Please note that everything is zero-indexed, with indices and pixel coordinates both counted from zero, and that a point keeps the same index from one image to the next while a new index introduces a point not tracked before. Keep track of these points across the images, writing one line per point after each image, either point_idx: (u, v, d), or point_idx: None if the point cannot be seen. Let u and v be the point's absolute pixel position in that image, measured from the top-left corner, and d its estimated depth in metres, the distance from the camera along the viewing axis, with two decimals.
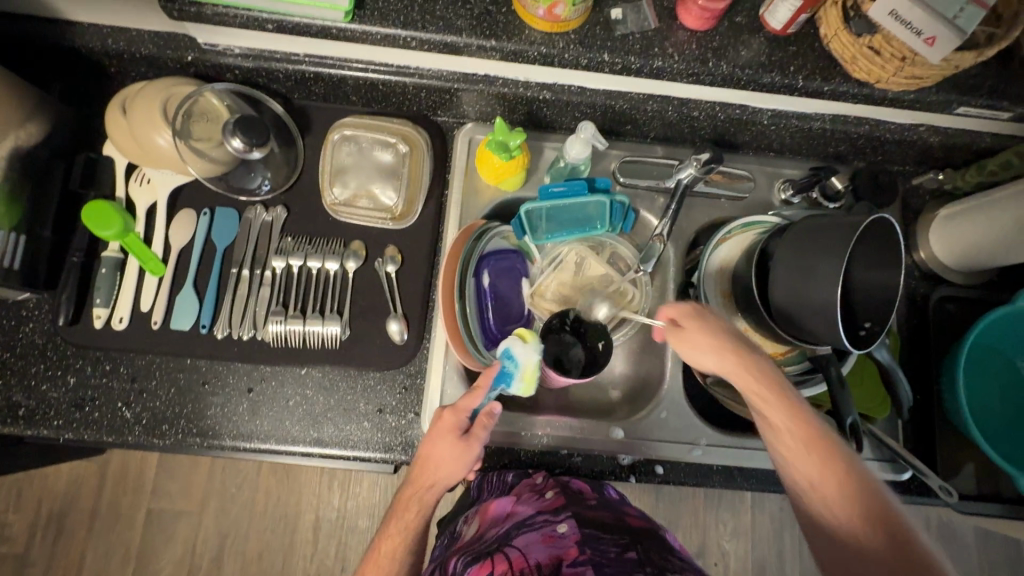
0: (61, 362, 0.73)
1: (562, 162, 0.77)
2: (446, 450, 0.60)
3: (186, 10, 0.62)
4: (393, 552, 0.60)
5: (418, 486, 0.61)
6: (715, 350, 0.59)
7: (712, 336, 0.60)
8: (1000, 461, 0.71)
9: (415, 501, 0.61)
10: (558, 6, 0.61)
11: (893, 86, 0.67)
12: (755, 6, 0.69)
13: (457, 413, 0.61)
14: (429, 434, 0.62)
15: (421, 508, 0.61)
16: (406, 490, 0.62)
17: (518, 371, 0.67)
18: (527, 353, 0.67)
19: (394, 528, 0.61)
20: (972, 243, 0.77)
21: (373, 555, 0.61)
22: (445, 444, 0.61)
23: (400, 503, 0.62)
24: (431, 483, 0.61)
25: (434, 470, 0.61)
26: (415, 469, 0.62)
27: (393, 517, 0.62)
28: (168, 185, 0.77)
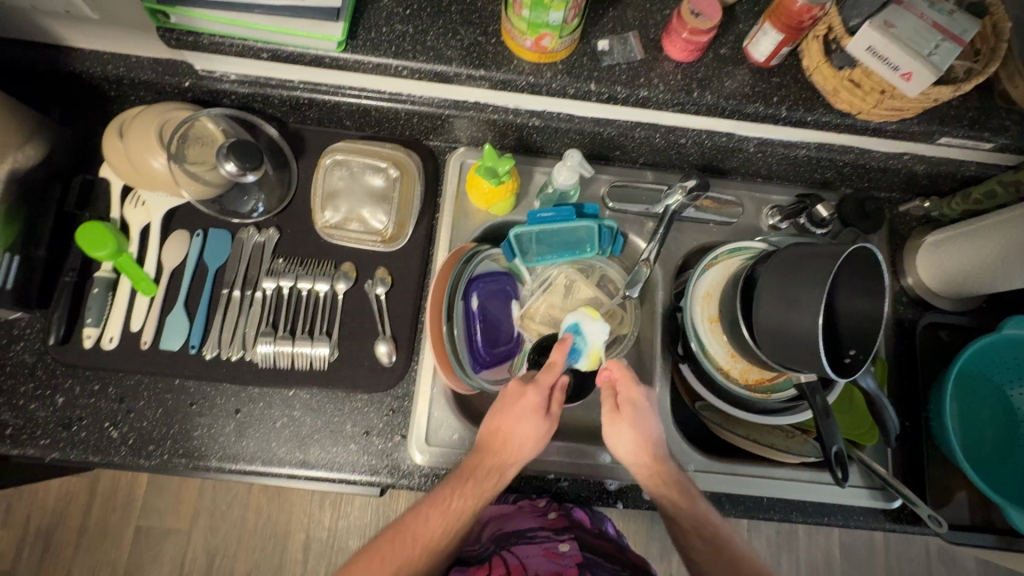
0: (50, 381, 0.73)
1: (550, 188, 0.78)
2: (532, 428, 0.62)
3: (183, 39, 0.64)
4: (465, 512, 0.60)
5: (498, 456, 0.62)
6: (636, 436, 0.63)
7: (638, 425, 0.63)
8: (985, 489, 0.71)
9: (495, 471, 0.62)
10: (545, 38, 0.63)
11: (875, 117, 0.68)
12: (739, 38, 0.71)
13: (540, 391, 0.63)
14: (511, 412, 0.62)
15: (498, 480, 0.62)
16: (482, 458, 0.62)
17: (587, 349, 0.70)
18: (596, 333, 0.70)
19: (472, 490, 0.61)
20: (959, 270, 0.77)
21: (443, 506, 0.60)
22: (534, 420, 0.62)
23: (468, 470, 0.62)
24: (513, 459, 0.62)
25: (517, 443, 0.62)
26: (492, 441, 0.62)
27: (468, 478, 0.61)
28: (163, 208, 0.78)
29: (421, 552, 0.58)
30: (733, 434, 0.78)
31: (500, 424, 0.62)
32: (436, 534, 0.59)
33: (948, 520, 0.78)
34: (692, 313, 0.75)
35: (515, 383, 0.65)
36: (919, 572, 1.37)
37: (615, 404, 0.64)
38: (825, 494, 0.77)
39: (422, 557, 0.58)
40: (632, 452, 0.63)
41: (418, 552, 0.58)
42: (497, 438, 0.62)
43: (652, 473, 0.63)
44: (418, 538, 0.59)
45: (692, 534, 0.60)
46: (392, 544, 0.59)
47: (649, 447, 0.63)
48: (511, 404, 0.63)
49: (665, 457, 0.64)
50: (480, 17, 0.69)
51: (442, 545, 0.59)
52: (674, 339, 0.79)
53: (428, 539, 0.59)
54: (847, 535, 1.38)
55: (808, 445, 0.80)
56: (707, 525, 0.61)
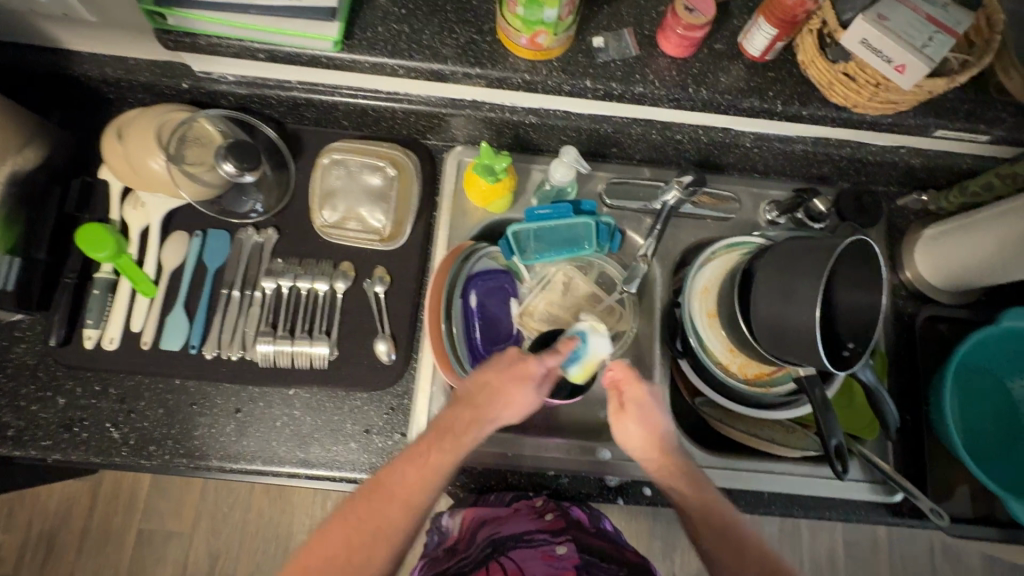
0: (51, 382, 0.73)
1: (548, 185, 0.79)
2: (520, 391, 0.62)
3: (182, 40, 0.65)
4: (440, 468, 0.58)
5: (479, 412, 0.61)
6: (643, 428, 0.62)
7: (645, 420, 0.63)
8: (988, 483, 0.71)
9: (474, 428, 0.60)
10: (540, 36, 0.64)
11: (870, 110, 0.68)
12: (734, 34, 0.71)
13: (541, 363, 0.63)
14: (502, 373, 0.62)
15: (476, 436, 0.60)
16: (463, 414, 0.61)
17: (585, 357, 0.66)
18: (598, 344, 0.67)
19: (449, 445, 0.59)
20: (958, 263, 0.78)
21: (420, 461, 0.57)
22: (523, 385, 0.62)
23: (446, 427, 0.60)
24: (493, 417, 0.61)
25: (498, 400, 0.61)
26: (476, 397, 0.61)
27: (447, 434, 0.59)
28: (162, 210, 0.79)
29: (397, 507, 0.56)
30: (732, 429, 0.78)
31: (487, 380, 0.62)
32: (412, 489, 0.56)
33: (950, 514, 0.78)
34: (691, 309, 0.75)
35: (515, 349, 0.64)
36: (924, 569, 1.36)
37: (620, 404, 0.64)
38: (827, 489, 0.77)
39: (398, 514, 0.55)
40: (642, 448, 0.63)
41: (395, 509, 0.55)
42: (482, 395, 0.61)
43: (663, 466, 0.62)
44: (394, 495, 0.56)
45: (702, 526, 0.59)
46: (369, 500, 0.56)
47: (659, 443, 0.63)
48: (496, 363, 0.63)
49: (673, 450, 0.63)
50: (475, 15, 0.69)
51: (418, 501, 0.56)
52: (673, 335, 0.78)
53: (405, 493, 0.56)
54: (850, 532, 1.37)
55: (808, 440, 0.79)
56: (719, 515, 0.60)
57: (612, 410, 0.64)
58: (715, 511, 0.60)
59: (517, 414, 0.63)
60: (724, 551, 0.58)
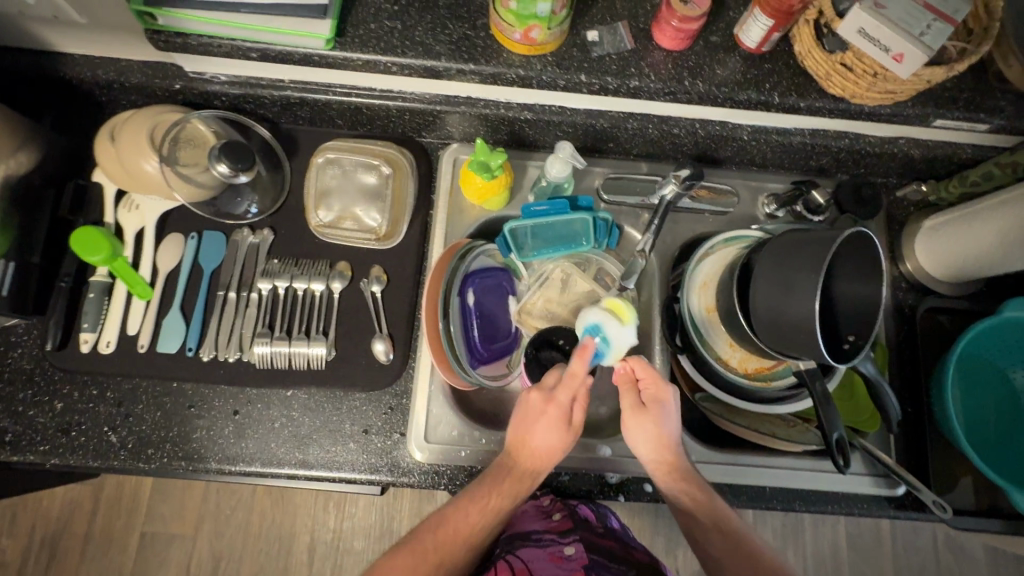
0: (48, 387, 0.73)
1: (544, 181, 0.77)
2: (560, 439, 0.61)
3: (172, 41, 0.64)
4: (502, 510, 0.60)
5: (526, 463, 0.62)
6: (655, 430, 0.62)
7: (661, 422, 0.62)
8: (993, 476, 0.70)
9: (525, 478, 0.62)
10: (533, 30, 0.63)
11: (868, 101, 0.68)
12: (730, 26, 0.71)
13: (563, 406, 0.61)
14: (534, 419, 0.62)
15: (531, 484, 0.62)
16: (514, 464, 0.62)
17: (612, 352, 0.66)
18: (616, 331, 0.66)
19: (506, 491, 0.60)
20: (959, 254, 0.77)
21: (480, 503, 0.60)
22: (560, 430, 0.61)
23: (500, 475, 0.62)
24: (540, 466, 0.62)
25: (543, 452, 0.61)
26: (520, 449, 0.62)
27: (497, 481, 0.61)
28: (157, 211, 0.78)
29: (459, 544, 0.58)
30: (733, 424, 0.78)
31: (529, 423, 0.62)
32: (473, 527, 0.59)
33: (952, 505, 0.78)
34: (689, 303, 0.75)
35: (536, 394, 0.62)
36: (926, 562, 1.36)
37: (640, 401, 0.63)
38: (829, 483, 0.76)
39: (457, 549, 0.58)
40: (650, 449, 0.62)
41: (452, 544, 0.58)
42: (525, 448, 0.62)
43: (668, 468, 0.62)
44: (456, 532, 0.59)
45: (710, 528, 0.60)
46: (431, 538, 0.58)
47: (671, 445, 0.62)
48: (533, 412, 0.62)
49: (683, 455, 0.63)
50: (469, 11, 0.69)
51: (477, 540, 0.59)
52: (671, 329, 0.75)
53: (465, 532, 0.59)
54: (854, 526, 1.37)
55: (811, 434, 0.78)
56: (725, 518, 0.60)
57: (628, 405, 0.63)
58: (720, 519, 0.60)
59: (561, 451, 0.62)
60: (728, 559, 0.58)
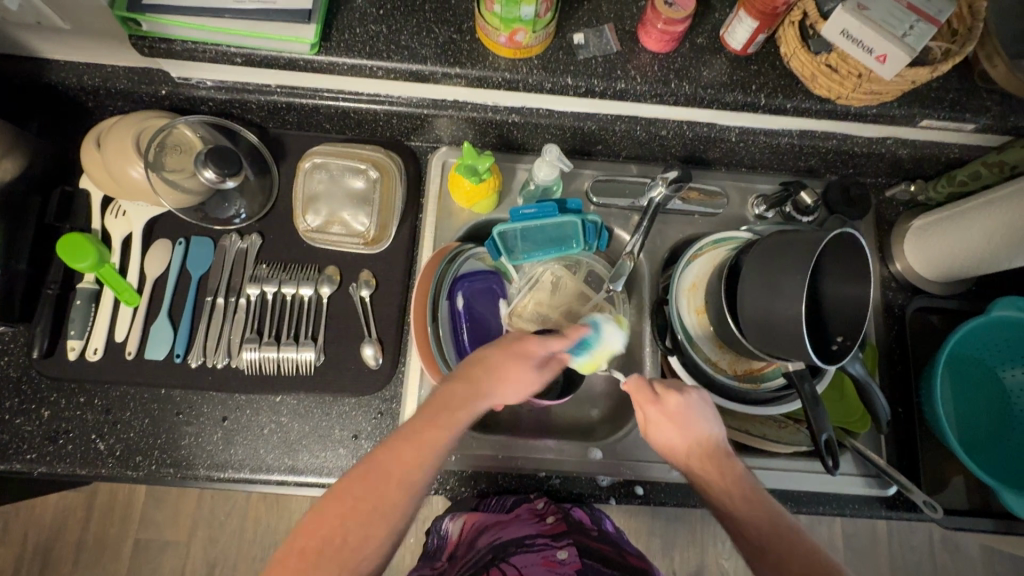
0: (35, 395, 0.73)
1: (533, 184, 0.77)
2: (518, 366, 0.59)
3: (157, 46, 0.65)
4: (437, 437, 0.54)
5: (476, 385, 0.57)
6: (681, 433, 0.58)
7: (688, 425, 0.59)
8: (982, 475, 0.70)
9: (469, 398, 0.56)
10: (519, 34, 0.63)
11: (854, 102, 0.68)
12: (716, 28, 0.71)
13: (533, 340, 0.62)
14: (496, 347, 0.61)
15: (475, 406, 0.56)
16: (460, 385, 0.57)
17: (597, 347, 0.69)
18: (614, 335, 0.71)
19: (444, 416, 0.55)
20: (947, 254, 0.77)
21: (416, 430, 0.54)
22: (518, 360, 0.59)
23: (444, 402, 0.56)
24: (489, 391, 0.57)
25: (497, 376, 0.58)
26: (475, 372, 0.58)
27: (440, 411, 0.55)
28: (144, 217, 0.78)
29: (392, 481, 0.52)
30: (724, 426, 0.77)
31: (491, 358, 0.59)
32: (407, 456, 0.53)
33: (944, 505, 0.78)
34: (679, 305, 0.74)
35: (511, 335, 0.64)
36: (922, 560, 1.36)
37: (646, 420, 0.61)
38: (821, 484, 0.76)
39: (394, 491, 0.51)
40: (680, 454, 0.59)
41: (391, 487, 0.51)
42: (480, 369, 0.58)
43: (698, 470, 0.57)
44: (387, 465, 0.52)
45: (759, 526, 0.52)
46: (368, 482, 0.52)
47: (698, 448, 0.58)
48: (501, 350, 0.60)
49: (717, 454, 0.57)
50: (454, 14, 0.69)
51: (417, 483, 0.52)
52: (661, 332, 0.76)
53: (402, 466, 0.52)
54: (850, 525, 1.37)
55: (801, 435, 0.78)
56: (781, 519, 0.52)
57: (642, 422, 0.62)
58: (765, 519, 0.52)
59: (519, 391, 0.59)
60: (769, 560, 0.50)
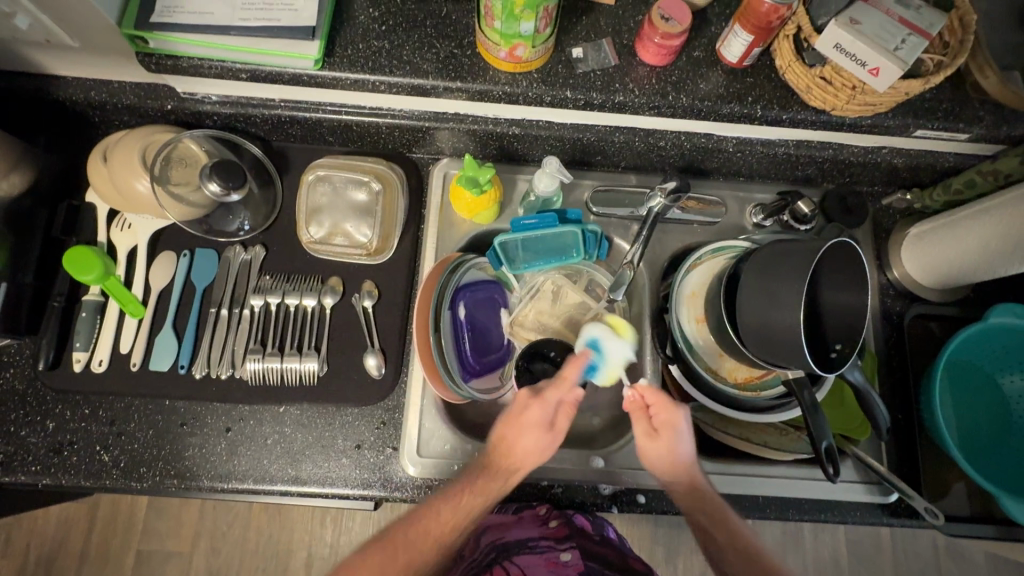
0: (40, 407, 0.73)
1: (533, 196, 0.78)
2: (537, 439, 0.61)
3: (164, 63, 0.66)
4: (472, 509, 0.59)
5: (506, 462, 0.61)
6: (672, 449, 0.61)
7: (672, 450, 0.61)
8: (982, 482, 0.71)
9: (500, 475, 0.61)
10: (518, 49, 0.64)
11: (849, 113, 0.69)
12: (712, 41, 0.72)
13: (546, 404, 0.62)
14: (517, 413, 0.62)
15: (508, 480, 0.61)
16: (493, 462, 0.62)
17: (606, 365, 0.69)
18: (617, 349, 0.70)
19: (478, 492, 0.60)
20: (944, 261, 0.77)
21: (451, 501, 0.60)
22: (540, 433, 0.61)
23: (476, 476, 0.61)
24: (519, 465, 0.61)
25: (523, 452, 0.61)
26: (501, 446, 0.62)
27: (473, 484, 0.61)
28: (148, 230, 0.79)
29: (428, 544, 0.58)
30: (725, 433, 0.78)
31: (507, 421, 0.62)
32: (442, 529, 0.58)
33: (946, 512, 0.78)
34: (679, 314, 0.75)
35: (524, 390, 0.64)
36: (926, 567, 1.35)
37: (652, 428, 0.62)
38: (822, 491, 0.76)
39: (427, 553, 0.58)
40: (664, 474, 0.63)
41: (420, 542, 0.58)
42: (506, 443, 0.61)
43: (682, 492, 0.62)
44: (425, 531, 0.59)
45: (725, 547, 0.59)
46: (404, 542, 0.58)
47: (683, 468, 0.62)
48: (520, 413, 0.62)
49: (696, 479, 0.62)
50: (455, 30, 0.70)
51: (446, 541, 0.58)
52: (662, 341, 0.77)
53: (437, 533, 0.58)
54: (853, 532, 1.37)
55: (802, 442, 0.79)
56: (742, 539, 0.60)
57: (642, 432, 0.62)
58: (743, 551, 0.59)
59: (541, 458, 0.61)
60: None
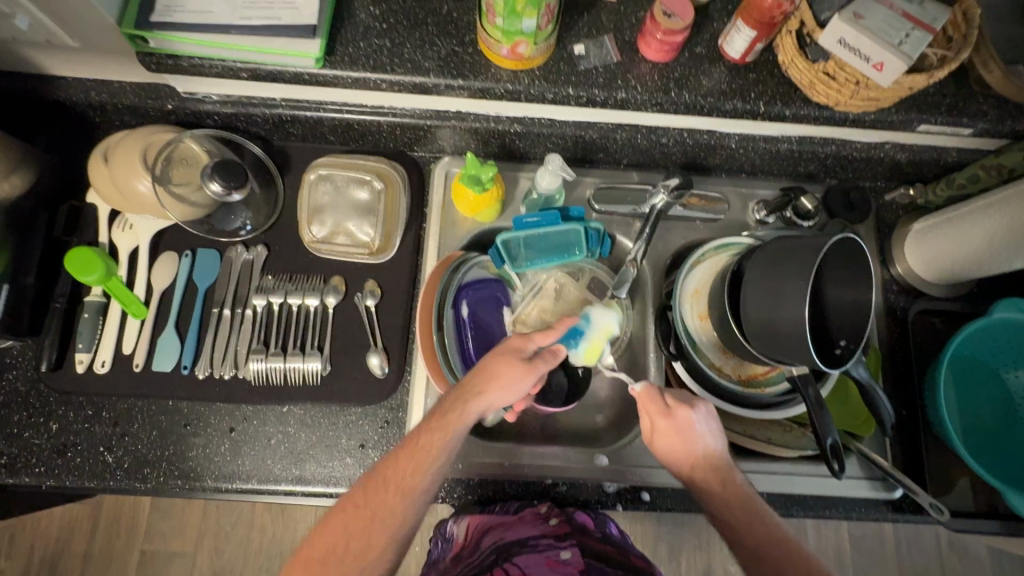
0: (44, 409, 0.73)
1: (535, 193, 0.78)
2: (509, 372, 0.59)
3: (165, 62, 0.65)
4: (433, 450, 0.56)
5: (472, 397, 0.59)
6: (682, 440, 0.61)
7: (690, 433, 0.61)
8: (989, 478, 0.71)
9: (462, 409, 0.58)
10: (520, 46, 0.64)
11: (852, 108, 0.69)
12: (715, 37, 0.72)
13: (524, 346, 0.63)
14: (489, 356, 0.61)
15: (473, 417, 0.58)
16: (454, 400, 0.59)
17: (591, 334, 0.72)
18: (601, 317, 0.74)
19: (441, 428, 0.57)
20: (947, 256, 0.77)
21: (414, 446, 0.56)
22: (511, 367, 0.60)
23: (436, 414, 0.58)
24: (484, 400, 0.58)
25: (491, 387, 0.59)
26: (467, 385, 0.60)
27: (438, 422, 0.57)
28: (150, 231, 0.79)
29: (394, 493, 0.54)
30: (729, 431, 0.79)
31: (485, 364, 0.61)
32: (407, 476, 0.55)
33: (951, 507, 0.78)
34: (682, 312, 0.75)
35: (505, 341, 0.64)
36: (929, 562, 1.36)
37: (655, 426, 0.63)
38: (827, 488, 0.76)
39: (394, 501, 0.54)
40: (679, 466, 0.61)
41: (391, 495, 0.54)
42: (474, 382, 0.60)
43: (699, 481, 0.60)
44: (390, 481, 0.55)
45: (738, 524, 0.56)
46: (368, 496, 0.54)
47: (697, 457, 0.61)
48: (492, 356, 0.61)
49: (717, 466, 0.60)
50: (456, 27, 0.70)
51: (419, 491, 0.55)
52: (666, 338, 0.77)
53: (403, 480, 0.55)
54: (857, 528, 1.37)
55: (806, 438, 0.79)
56: (751, 516, 0.56)
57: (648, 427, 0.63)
58: (747, 519, 0.56)
59: (508, 397, 0.60)
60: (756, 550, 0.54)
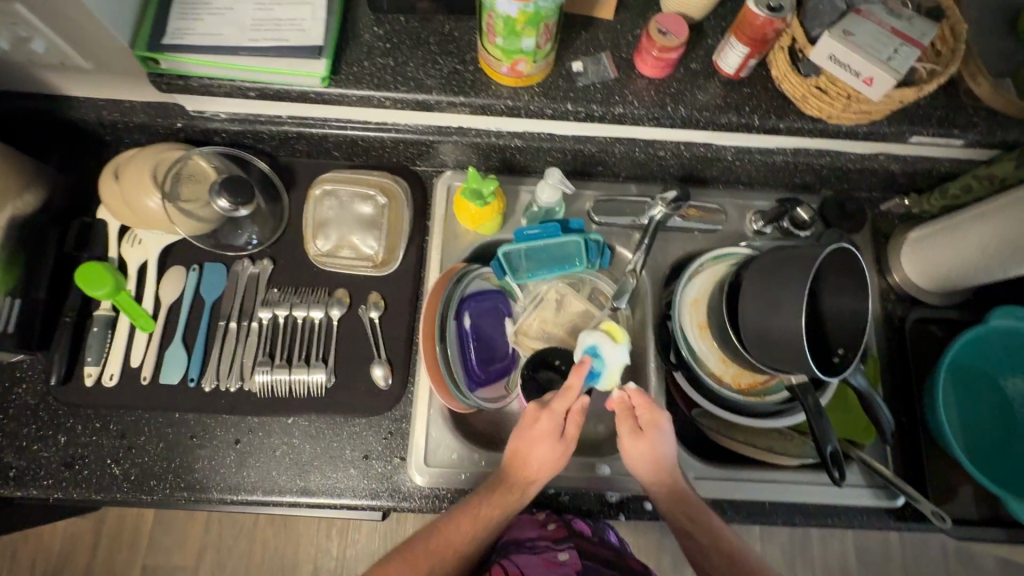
0: (52, 422, 0.74)
1: (536, 206, 0.80)
2: (550, 451, 0.64)
3: (174, 83, 0.68)
4: (491, 520, 0.63)
5: (520, 474, 0.65)
6: (649, 452, 0.63)
7: (653, 449, 0.63)
8: (990, 485, 0.71)
9: (518, 486, 0.64)
10: (520, 64, 0.66)
11: (844, 121, 0.70)
12: (709, 53, 0.74)
13: (555, 416, 0.64)
14: (526, 429, 0.65)
15: (522, 494, 0.65)
16: (508, 475, 0.65)
17: (605, 371, 0.70)
18: (614, 355, 0.70)
19: (498, 501, 0.64)
20: (942, 265, 0.78)
21: (471, 514, 0.63)
22: (551, 443, 0.64)
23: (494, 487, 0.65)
24: (532, 478, 0.65)
25: (539, 467, 0.64)
26: (513, 460, 0.65)
27: (493, 493, 0.64)
28: (159, 246, 0.80)
29: (444, 553, 0.60)
30: (730, 440, 0.78)
31: (524, 438, 0.65)
32: (458, 544, 0.61)
33: (953, 515, 0.78)
34: (682, 321, 0.76)
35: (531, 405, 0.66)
36: (937, 571, 1.34)
37: (636, 427, 0.64)
38: (829, 497, 0.76)
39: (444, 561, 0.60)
40: (643, 476, 0.64)
41: (440, 557, 0.60)
42: (518, 458, 0.65)
43: (667, 500, 0.64)
44: (444, 544, 0.61)
45: (709, 545, 0.62)
46: (417, 552, 0.61)
47: (665, 468, 0.64)
48: (528, 426, 0.65)
49: (677, 479, 0.65)
50: (458, 46, 0.72)
51: (466, 554, 0.61)
52: (665, 347, 0.78)
53: (454, 544, 0.61)
54: (863, 538, 1.36)
55: (807, 447, 0.79)
56: (724, 541, 0.62)
57: (625, 432, 0.64)
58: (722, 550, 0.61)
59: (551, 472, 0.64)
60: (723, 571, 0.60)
